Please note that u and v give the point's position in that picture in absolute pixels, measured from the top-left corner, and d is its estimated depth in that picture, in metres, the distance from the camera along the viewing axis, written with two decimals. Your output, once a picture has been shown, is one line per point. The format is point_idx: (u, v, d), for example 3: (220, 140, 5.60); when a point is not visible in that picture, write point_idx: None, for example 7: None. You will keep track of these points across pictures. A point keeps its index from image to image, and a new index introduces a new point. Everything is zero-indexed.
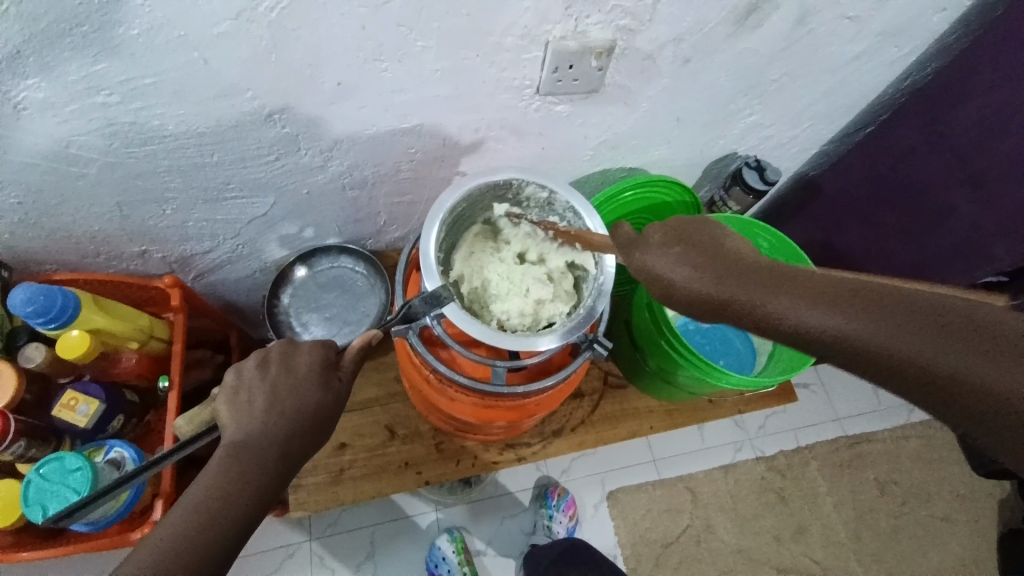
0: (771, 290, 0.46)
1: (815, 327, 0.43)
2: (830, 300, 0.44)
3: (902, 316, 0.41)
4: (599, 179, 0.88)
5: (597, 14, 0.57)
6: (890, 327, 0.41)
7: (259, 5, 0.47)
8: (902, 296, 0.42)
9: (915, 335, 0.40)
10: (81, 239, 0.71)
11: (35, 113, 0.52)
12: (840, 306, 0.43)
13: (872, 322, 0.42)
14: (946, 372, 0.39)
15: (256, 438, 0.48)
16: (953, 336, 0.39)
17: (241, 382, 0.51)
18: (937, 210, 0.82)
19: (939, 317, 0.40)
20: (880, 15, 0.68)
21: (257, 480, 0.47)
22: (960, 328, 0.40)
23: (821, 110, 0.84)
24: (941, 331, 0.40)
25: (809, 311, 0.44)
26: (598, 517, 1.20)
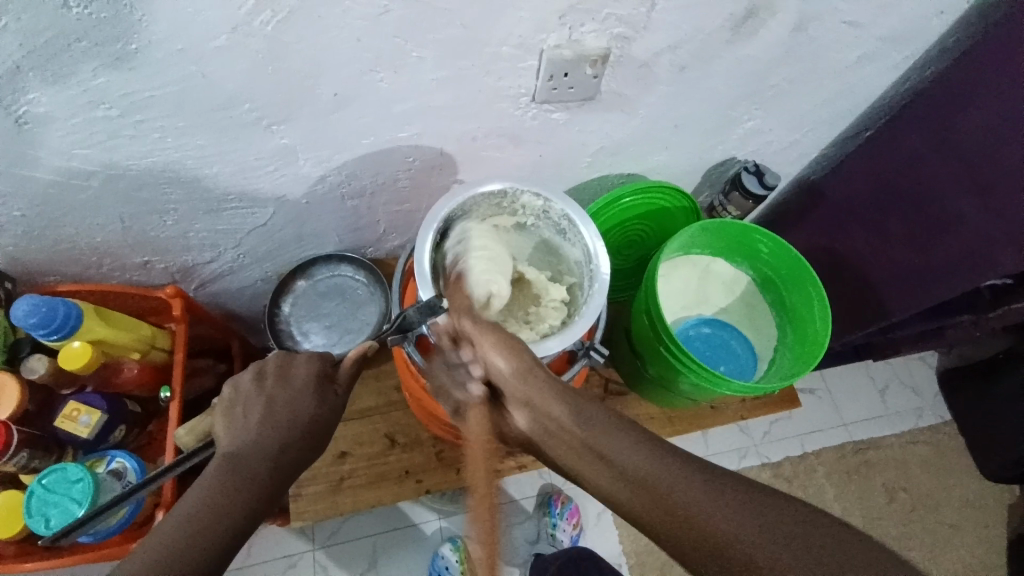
0: (603, 440, 0.50)
1: (637, 485, 0.47)
2: (645, 472, 0.47)
3: (710, 489, 0.45)
4: (598, 185, 0.88)
5: (592, 23, 0.57)
6: (697, 498, 0.45)
7: (256, 19, 0.48)
8: (713, 469, 0.47)
9: (721, 507, 0.44)
10: (85, 251, 0.71)
11: (37, 127, 0.53)
12: (657, 475, 0.47)
13: (687, 490, 0.45)
14: (746, 557, 0.42)
15: (250, 451, 0.48)
16: (756, 518, 0.43)
17: (237, 397, 0.52)
18: (942, 215, 0.78)
19: (739, 496, 0.45)
20: (877, 19, 0.68)
21: (253, 492, 0.46)
22: (761, 507, 0.44)
23: (820, 115, 0.84)
24: (744, 509, 0.44)
25: (635, 466, 0.48)
26: (601, 526, 1.19)
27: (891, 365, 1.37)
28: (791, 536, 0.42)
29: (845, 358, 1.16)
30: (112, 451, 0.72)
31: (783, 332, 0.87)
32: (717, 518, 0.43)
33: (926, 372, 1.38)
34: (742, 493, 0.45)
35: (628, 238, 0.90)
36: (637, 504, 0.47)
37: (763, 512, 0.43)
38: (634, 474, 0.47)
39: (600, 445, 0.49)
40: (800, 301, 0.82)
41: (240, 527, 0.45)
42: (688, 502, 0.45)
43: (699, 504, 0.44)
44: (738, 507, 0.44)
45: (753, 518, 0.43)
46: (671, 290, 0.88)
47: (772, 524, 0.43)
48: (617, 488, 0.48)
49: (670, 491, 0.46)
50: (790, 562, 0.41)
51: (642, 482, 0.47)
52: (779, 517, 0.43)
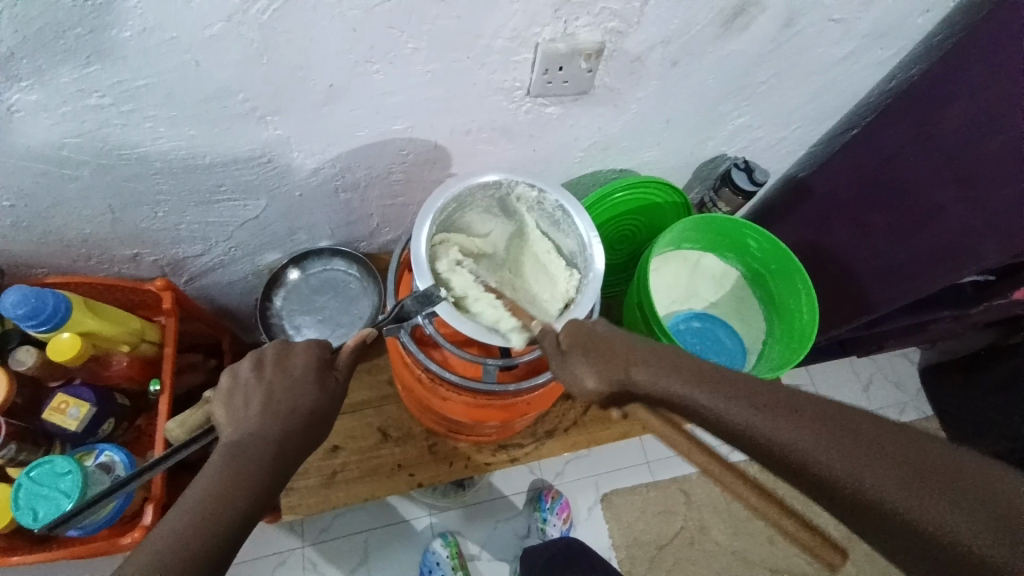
0: (724, 387, 0.46)
1: (760, 432, 0.43)
2: (788, 405, 0.44)
3: (846, 441, 0.41)
4: (590, 181, 0.89)
5: (585, 16, 0.58)
6: (823, 443, 0.42)
7: (252, 7, 0.48)
8: (848, 417, 0.43)
9: (844, 456, 0.41)
10: (73, 243, 0.71)
11: (27, 116, 0.52)
12: (764, 404, 0.44)
13: (810, 434, 0.42)
14: (927, 517, 0.38)
15: (251, 438, 0.48)
16: (897, 471, 0.40)
17: (238, 385, 0.51)
18: (924, 207, 0.80)
19: (881, 448, 0.41)
20: (863, 18, 0.69)
21: (253, 477, 0.47)
22: (896, 466, 0.40)
23: (806, 112, 0.85)
24: (871, 460, 0.40)
25: (748, 414, 0.44)
26: (592, 520, 1.20)
27: (875, 361, 1.40)
28: (967, 502, 0.38)
29: (831, 353, 1.18)
30: (100, 445, 0.72)
31: (771, 325, 0.89)
32: (876, 482, 0.40)
33: (908, 368, 1.40)
34: (903, 450, 0.41)
35: (619, 233, 0.91)
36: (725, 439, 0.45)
37: (891, 463, 0.40)
38: (736, 411, 0.44)
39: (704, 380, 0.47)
40: (787, 295, 0.84)
41: (241, 516, 0.45)
42: (815, 444, 0.42)
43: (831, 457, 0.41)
44: (869, 454, 0.41)
45: (906, 477, 0.39)
46: (662, 286, 0.90)
47: (939, 489, 0.39)
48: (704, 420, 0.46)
49: (802, 432, 0.42)
50: (943, 518, 0.38)
51: (742, 417, 0.44)
52: (919, 473, 0.39)
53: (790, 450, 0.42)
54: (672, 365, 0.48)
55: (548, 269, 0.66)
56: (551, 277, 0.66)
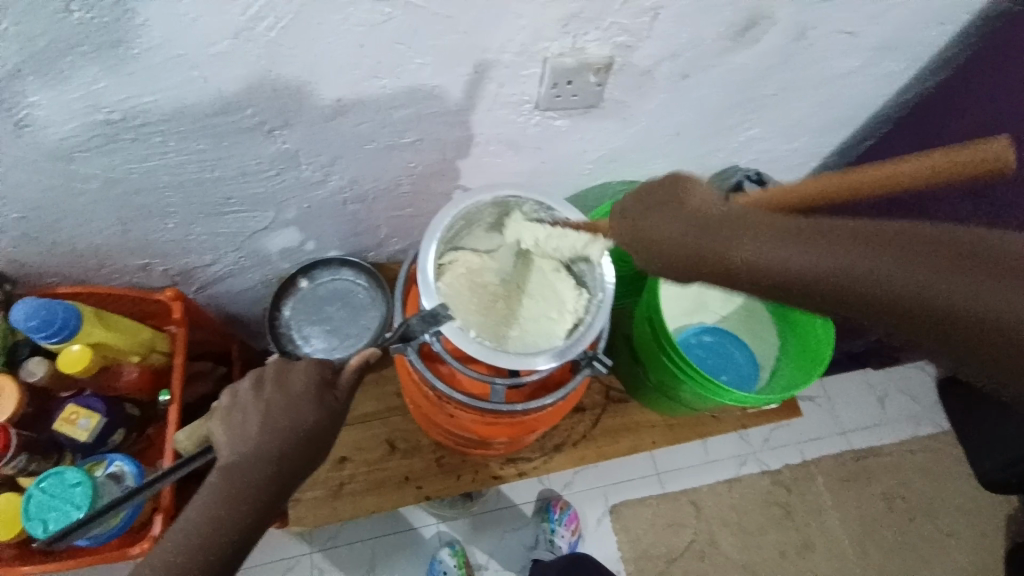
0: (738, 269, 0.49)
1: (801, 270, 0.42)
2: (825, 232, 0.43)
3: (883, 256, 0.40)
4: (600, 193, 0.88)
5: (594, 31, 0.57)
6: (863, 264, 0.41)
7: (259, 25, 0.48)
8: (888, 228, 0.42)
9: (884, 269, 0.40)
10: (84, 253, 0.71)
11: (37, 130, 0.53)
12: (796, 235, 0.43)
13: (855, 259, 0.41)
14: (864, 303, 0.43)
15: (248, 462, 0.49)
16: (933, 261, 0.39)
17: (236, 403, 0.51)
18: (937, 218, 0.84)
19: (915, 251, 0.40)
20: (879, 28, 0.68)
21: (248, 501, 0.48)
22: (936, 267, 0.39)
23: (822, 122, 0.83)
24: (909, 266, 0.40)
25: (794, 256, 0.42)
26: (600, 531, 1.19)
27: (891, 374, 1.37)
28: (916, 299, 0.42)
29: None
30: (111, 454, 0.72)
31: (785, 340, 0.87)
32: (925, 284, 0.39)
33: (925, 381, 1.37)
34: (946, 248, 0.40)
35: None
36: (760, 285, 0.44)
37: (930, 263, 0.39)
38: (769, 253, 0.43)
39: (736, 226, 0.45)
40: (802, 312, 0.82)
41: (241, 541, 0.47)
42: (858, 265, 0.41)
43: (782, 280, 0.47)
44: (909, 263, 0.40)
45: (951, 276, 0.39)
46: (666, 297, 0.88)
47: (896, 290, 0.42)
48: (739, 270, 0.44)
49: (843, 256, 0.41)
50: (997, 300, 0.37)
51: (771, 258, 0.43)
52: (952, 255, 0.39)
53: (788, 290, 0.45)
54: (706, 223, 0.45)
55: (551, 296, 0.65)
56: (552, 306, 0.65)
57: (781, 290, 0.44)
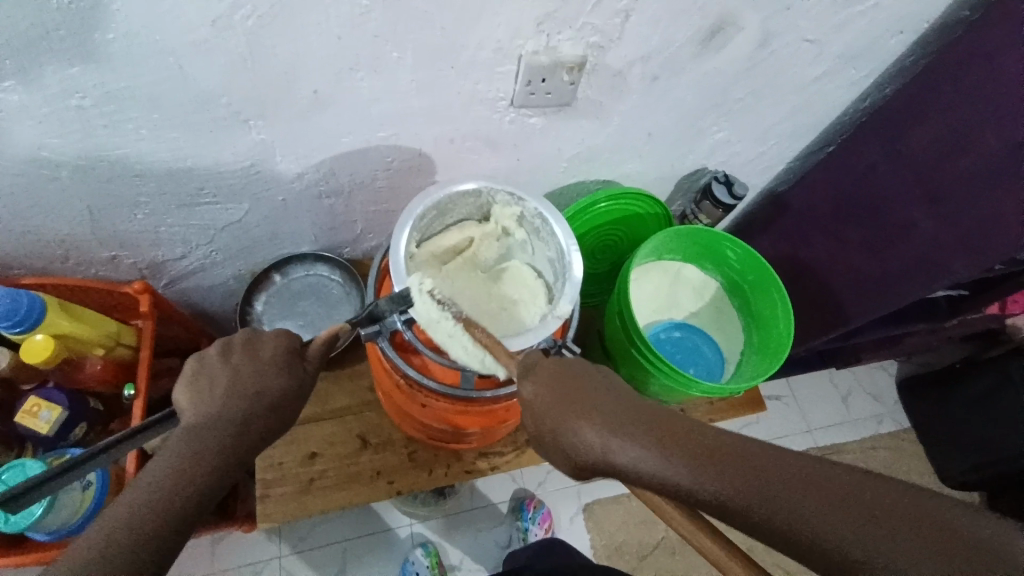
0: (715, 446, 0.47)
1: (786, 525, 0.43)
2: (779, 478, 0.44)
3: (825, 512, 0.42)
4: (573, 192, 0.90)
5: (567, 31, 0.59)
6: (857, 546, 0.41)
7: (235, 14, 0.48)
8: (775, 466, 0.45)
9: (837, 527, 0.41)
10: (50, 244, 0.70)
11: (10, 117, 0.52)
12: (698, 462, 0.46)
13: (837, 529, 0.42)
14: (791, 526, 0.43)
15: (213, 425, 0.47)
16: (823, 508, 0.42)
17: (203, 368, 0.50)
18: (897, 223, 0.83)
19: (871, 508, 0.42)
20: (837, 39, 0.72)
21: (210, 462, 0.46)
22: (841, 512, 0.42)
23: (784, 128, 0.87)
24: (822, 510, 0.42)
25: (782, 510, 0.43)
26: (574, 529, 1.20)
27: (856, 374, 1.41)
28: (841, 509, 0.42)
29: (810, 366, 1.20)
30: (73, 449, 0.71)
31: (748, 335, 0.90)
32: (842, 521, 0.42)
33: (888, 381, 1.39)
34: (831, 485, 0.43)
35: (601, 243, 0.92)
36: (729, 513, 0.45)
37: (843, 504, 0.42)
38: (698, 483, 0.45)
39: (774, 458, 0.45)
40: (765, 307, 0.85)
41: (198, 500, 0.44)
42: (853, 538, 0.41)
43: (723, 489, 0.45)
44: (903, 536, 0.40)
45: (856, 521, 0.41)
46: (644, 295, 0.90)
47: (817, 499, 0.43)
48: (687, 493, 0.46)
49: (757, 492, 0.44)
50: (893, 560, 0.40)
51: (717, 492, 0.45)
52: (846, 501, 0.42)
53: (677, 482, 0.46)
54: (641, 427, 0.49)
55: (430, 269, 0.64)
56: (421, 248, 0.64)
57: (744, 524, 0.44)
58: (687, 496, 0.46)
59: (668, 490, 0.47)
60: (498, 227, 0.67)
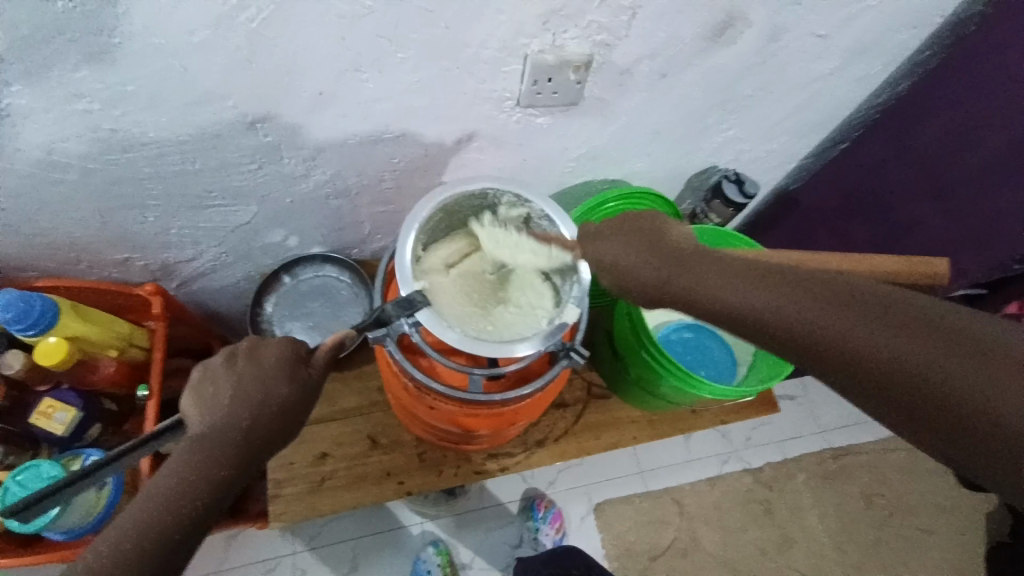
0: (767, 280, 0.49)
1: (836, 335, 0.43)
2: (831, 300, 0.45)
3: (863, 322, 0.43)
4: (581, 190, 0.89)
5: (573, 28, 0.58)
6: (911, 346, 0.41)
7: (239, 14, 0.48)
8: (825, 290, 0.46)
9: (869, 332, 0.42)
10: (62, 246, 0.71)
11: (20, 120, 0.53)
12: (753, 280, 0.49)
13: (890, 340, 0.41)
14: (814, 326, 0.45)
15: (217, 433, 0.47)
16: (859, 316, 0.43)
17: (207, 375, 0.50)
18: (905, 218, 0.85)
19: (917, 327, 0.41)
20: (851, 32, 0.70)
21: (215, 470, 0.47)
22: (883, 323, 0.42)
23: (796, 124, 0.86)
24: (858, 317, 0.43)
25: (838, 321, 0.44)
26: (583, 529, 1.20)
27: None
28: (876, 318, 0.43)
29: None
30: (87, 450, 0.73)
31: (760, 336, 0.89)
32: (877, 344, 0.42)
33: None
34: (871, 311, 0.43)
35: None
36: (790, 340, 0.46)
37: (881, 318, 0.42)
38: (750, 300, 0.48)
39: (820, 295, 0.45)
40: None
41: (199, 513, 0.46)
42: (884, 342, 0.41)
43: (756, 306, 0.48)
44: (951, 356, 0.40)
45: (892, 329, 0.42)
46: None
47: (860, 314, 0.43)
48: (727, 313, 0.50)
49: (795, 309, 0.46)
50: (916, 350, 0.40)
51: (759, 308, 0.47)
52: (885, 317, 0.42)
53: (709, 299, 0.51)
54: (684, 266, 0.53)
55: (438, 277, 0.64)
56: (428, 258, 0.64)
57: (768, 330, 0.47)
58: (748, 318, 0.49)
59: (728, 316, 0.50)
60: (504, 225, 0.66)
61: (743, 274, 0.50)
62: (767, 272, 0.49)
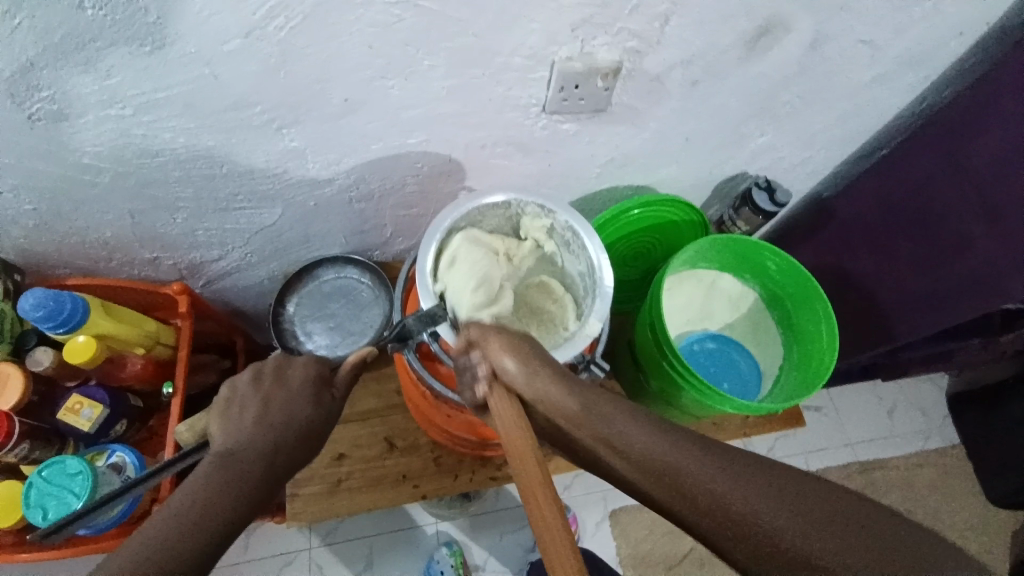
0: (672, 433, 0.45)
1: (719, 494, 0.41)
2: (737, 467, 0.43)
3: (764, 499, 0.41)
4: (606, 197, 0.87)
5: (604, 36, 0.57)
6: (787, 520, 0.40)
7: (269, 24, 0.48)
8: (730, 456, 0.44)
9: (765, 510, 0.40)
10: (94, 245, 0.72)
11: (53, 124, 0.54)
12: (660, 430, 0.45)
13: (761, 510, 0.40)
14: (718, 489, 0.41)
15: (241, 448, 0.47)
16: (760, 490, 0.41)
17: (235, 396, 0.51)
18: (952, 237, 0.77)
19: (816, 510, 0.40)
20: (894, 38, 0.67)
21: (241, 486, 0.45)
22: (783, 501, 0.40)
23: (832, 132, 0.83)
24: (757, 491, 0.41)
25: (719, 480, 0.42)
26: (598, 536, 1.19)
27: (899, 388, 1.35)
28: (777, 495, 0.41)
29: (853, 378, 1.14)
30: (112, 445, 0.74)
31: (788, 349, 0.86)
32: (776, 522, 0.40)
33: (935, 396, 1.35)
34: (772, 485, 0.41)
35: (634, 250, 0.89)
36: (662, 480, 0.43)
37: (784, 496, 0.41)
38: (656, 445, 0.44)
39: (721, 462, 0.43)
40: (807, 321, 0.81)
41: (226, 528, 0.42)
42: (782, 522, 0.39)
43: (664, 455, 0.44)
44: (848, 544, 0.38)
45: (789, 509, 0.40)
46: (675, 306, 0.87)
47: (760, 488, 0.41)
48: (631, 453, 0.44)
49: (700, 466, 0.43)
50: (814, 537, 0.38)
51: (660, 458, 0.43)
52: (788, 497, 0.41)
53: (616, 434, 0.45)
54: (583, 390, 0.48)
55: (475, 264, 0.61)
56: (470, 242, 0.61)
57: (670, 488, 0.43)
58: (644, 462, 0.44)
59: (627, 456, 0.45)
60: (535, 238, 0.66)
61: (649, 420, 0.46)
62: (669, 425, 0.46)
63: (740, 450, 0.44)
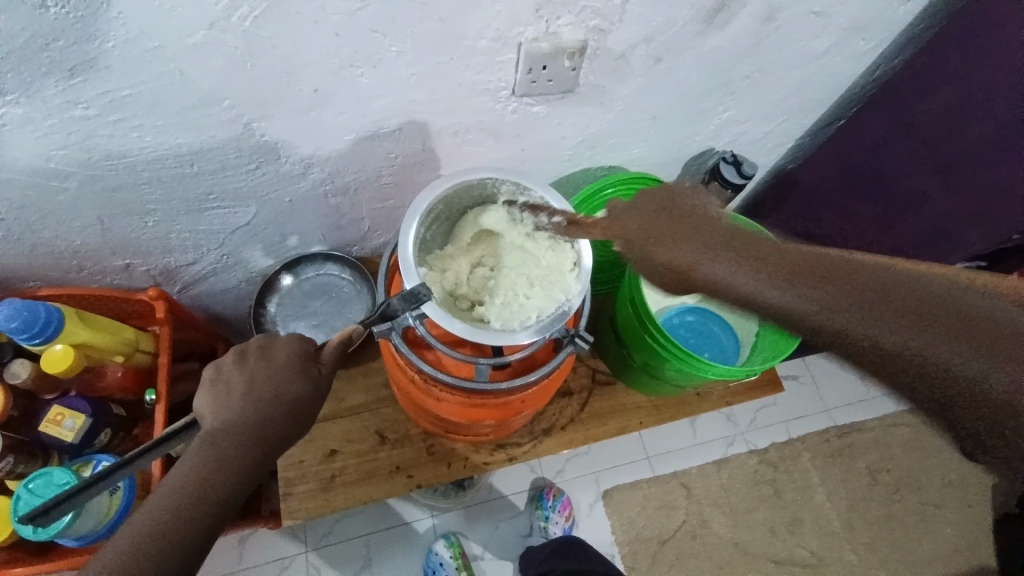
0: (841, 281, 0.46)
1: (914, 348, 0.43)
2: (922, 310, 0.44)
3: (945, 339, 0.43)
4: (581, 178, 0.89)
5: (567, 15, 0.58)
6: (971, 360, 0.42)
7: (233, 14, 0.48)
8: (909, 296, 0.44)
9: (950, 355, 0.43)
10: (63, 254, 0.71)
11: (15, 130, 0.53)
12: (834, 286, 0.46)
13: (959, 359, 0.43)
14: (907, 349, 0.43)
15: (232, 438, 0.48)
16: (937, 332, 0.43)
17: (221, 376, 0.51)
18: (908, 193, 0.84)
19: (994, 339, 0.42)
20: (844, 9, 0.70)
21: (231, 472, 0.47)
22: (965, 341, 0.43)
23: (791, 104, 0.86)
24: (943, 334, 0.43)
25: (911, 337, 0.43)
26: (594, 516, 1.21)
27: None
28: (966, 339, 0.43)
29: None
30: (98, 455, 0.73)
31: None
32: (955, 368, 0.43)
33: None
34: (953, 324, 0.43)
35: None
36: (837, 342, 0.46)
37: (968, 334, 0.43)
38: (838, 314, 0.45)
39: (904, 312, 0.44)
40: None
41: (220, 506, 0.46)
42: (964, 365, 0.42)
43: (848, 319, 0.45)
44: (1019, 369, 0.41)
45: (970, 345, 0.42)
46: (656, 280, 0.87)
47: (946, 326, 0.43)
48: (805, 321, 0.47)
49: (883, 322, 0.44)
50: (993, 375, 0.42)
51: (853, 324, 0.45)
52: (971, 336, 0.43)
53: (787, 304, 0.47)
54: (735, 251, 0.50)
55: (447, 273, 0.65)
56: (441, 252, 0.66)
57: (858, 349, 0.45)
58: (820, 329, 0.46)
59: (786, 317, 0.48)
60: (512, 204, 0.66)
61: (795, 261, 0.48)
62: (848, 275, 0.46)
63: (918, 286, 0.45)
